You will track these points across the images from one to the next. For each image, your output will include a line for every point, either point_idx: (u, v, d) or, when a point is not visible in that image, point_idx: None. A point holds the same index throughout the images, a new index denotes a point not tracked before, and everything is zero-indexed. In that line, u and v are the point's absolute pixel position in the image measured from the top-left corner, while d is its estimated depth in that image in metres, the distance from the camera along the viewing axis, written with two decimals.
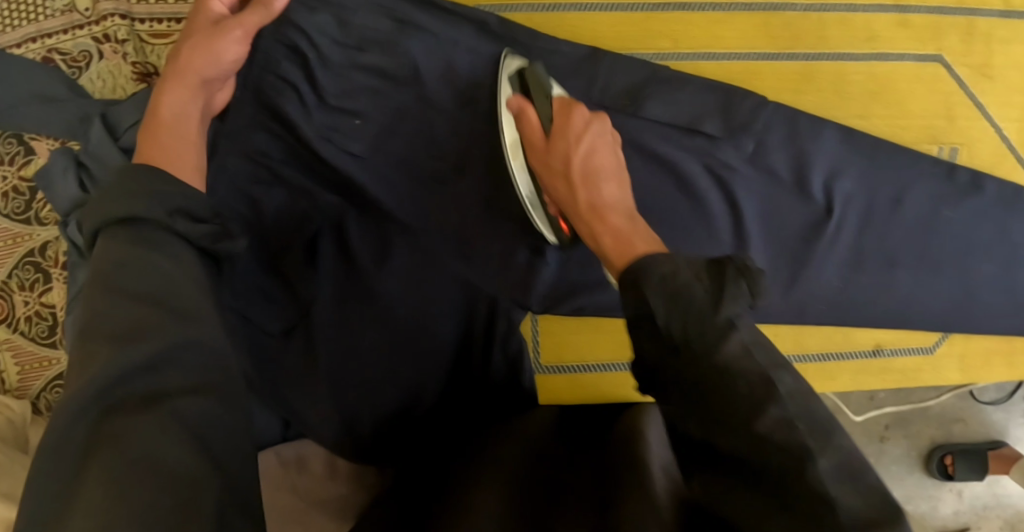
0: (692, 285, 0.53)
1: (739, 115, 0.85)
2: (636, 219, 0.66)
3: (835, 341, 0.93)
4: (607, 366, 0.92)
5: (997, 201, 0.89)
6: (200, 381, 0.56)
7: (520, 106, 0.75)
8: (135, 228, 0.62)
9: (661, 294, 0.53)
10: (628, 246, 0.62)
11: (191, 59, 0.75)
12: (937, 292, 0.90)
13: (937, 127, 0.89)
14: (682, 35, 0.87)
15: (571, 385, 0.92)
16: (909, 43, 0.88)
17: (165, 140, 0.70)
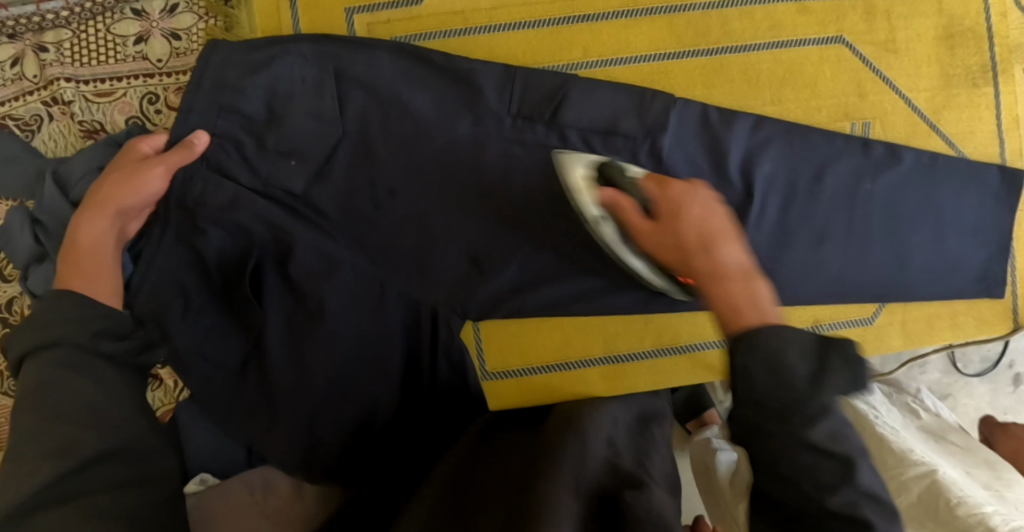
0: (795, 368, 0.55)
1: (651, 113, 0.88)
2: (762, 304, 0.59)
3: (779, 321, 0.95)
4: (552, 366, 0.95)
5: (916, 169, 0.92)
6: (125, 479, 0.62)
7: (613, 199, 0.72)
8: (59, 351, 0.65)
9: (763, 363, 0.56)
10: (737, 314, 0.59)
11: (115, 187, 0.83)
12: (869, 266, 0.92)
13: (848, 105, 0.93)
14: (592, 43, 0.91)
15: (520, 385, 0.95)
16: (811, 28, 0.92)
17: (87, 273, 0.78)
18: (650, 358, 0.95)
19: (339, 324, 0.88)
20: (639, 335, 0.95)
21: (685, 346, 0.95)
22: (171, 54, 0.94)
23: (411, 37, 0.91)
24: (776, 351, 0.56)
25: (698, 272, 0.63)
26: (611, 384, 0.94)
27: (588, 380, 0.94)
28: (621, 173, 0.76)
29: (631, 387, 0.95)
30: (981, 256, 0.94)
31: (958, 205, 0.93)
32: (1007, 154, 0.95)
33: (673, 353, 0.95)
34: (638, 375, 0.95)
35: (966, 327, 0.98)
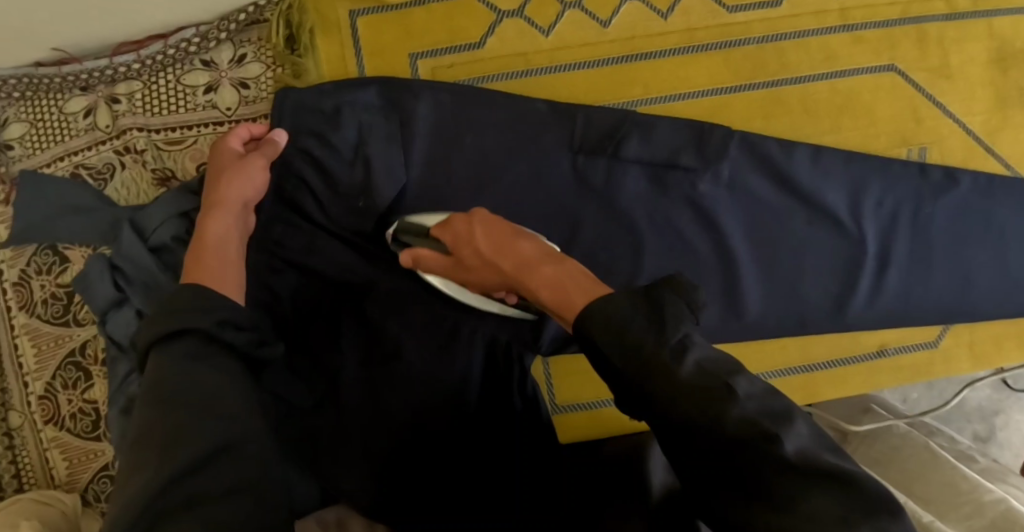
0: (630, 319, 0.57)
1: (712, 145, 0.90)
2: (579, 275, 0.65)
3: (845, 348, 0.96)
4: None
5: (976, 190, 0.94)
6: (245, 480, 0.62)
7: (411, 254, 0.84)
8: (186, 342, 0.67)
9: (604, 334, 0.57)
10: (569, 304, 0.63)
11: (225, 188, 0.83)
12: (933, 289, 0.94)
13: (906, 131, 0.94)
14: (651, 80, 0.91)
15: (591, 418, 0.97)
16: (865, 57, 0.93)
17: (213, 264, 0.76)
18: None
19: (416, 363, 0.88)
20: None
21: (753, 376, 0.96)
22: (240, 102, 0.95)
23: (475, 79, 0.92)
24: (611, 315, 0.57)
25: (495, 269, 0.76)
26: None
27: None
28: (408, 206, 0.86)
29: None
30: None
31: (1020, 224, 0.94)
32: None
33: None
34: None
35: None
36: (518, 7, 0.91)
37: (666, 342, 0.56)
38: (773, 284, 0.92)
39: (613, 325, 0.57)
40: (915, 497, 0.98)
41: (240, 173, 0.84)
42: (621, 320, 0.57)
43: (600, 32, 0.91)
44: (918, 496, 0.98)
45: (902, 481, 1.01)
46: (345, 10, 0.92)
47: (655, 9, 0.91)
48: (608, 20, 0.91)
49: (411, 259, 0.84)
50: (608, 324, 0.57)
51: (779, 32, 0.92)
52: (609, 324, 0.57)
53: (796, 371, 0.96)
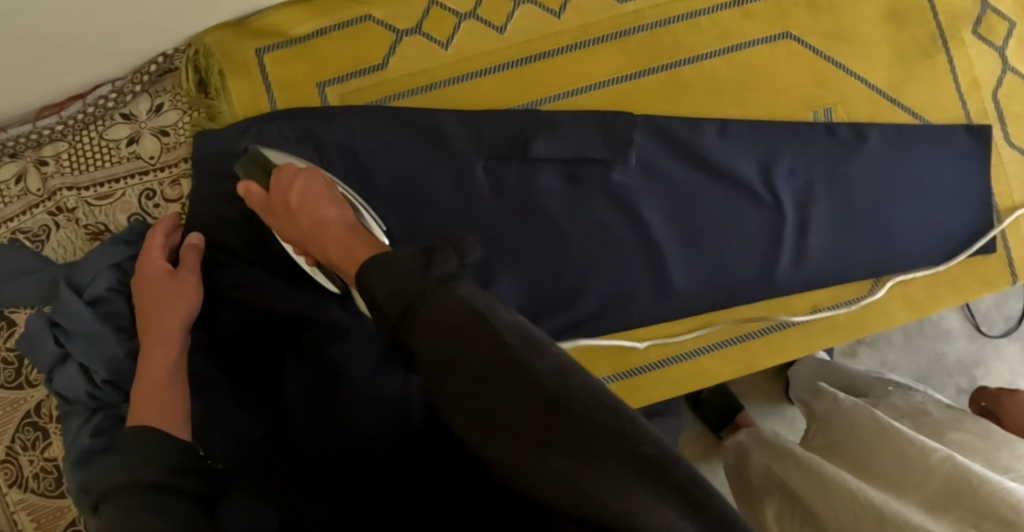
0: (407, 269, 0.61)
1: (618, 133, 0.92)
2: (359, 234, 0.79)
3: (782, 311, 0.97)
4: None
5: (884, 144, 0.96)
6: None
7: (244, 186, 0.85)
8: (134, 489, 0.69)
9: (381, 278, 0.61)
10: (337, 259, 0.77)
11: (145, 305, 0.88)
12: (856, 244, 0.96)
13: (809, 96, 0.96)
14: (552, 79, 0.94)
15: None
16: (758, 30, 0.96)
17: (151, 395, 0.82)
18: (654, 370, 0.96)
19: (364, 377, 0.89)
20: (642, 348, 0.95)
21: (691, 352, 0.96)
22: (162, 149, 0.97)
23: (384, 99, 0.94)
24: (381, 272, 0.62)
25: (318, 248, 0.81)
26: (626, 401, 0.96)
27: None
28: (265, 163, 0.88)
29: (650, 399, 0.96)
30: (965, 216, 0.98)
31: (931, 171, 0.97)
32: (972, 115, 0.99)
33: (678, 361, 0.96)
34: (653, 386, 0.96)
35: (968, 288, 0.99)
36: (416, 25, 0.95)
37: (434, 280, 0.60)
38: (699, 259, 0.94)
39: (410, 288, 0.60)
40: (875, 471, 1.02)
41: (176, 291, 0.88)
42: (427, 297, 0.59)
43: (498, 39, 0.94)
44: (878, 472, 1.01)
45: (862, 460, 1.05)
46: (252, 48, 0.94)
47: (547, 10, 0.95)
48: (504, 27, 0.95)
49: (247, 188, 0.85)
50: (390, 272, 0.61)
51: (669, 16, 0.95)
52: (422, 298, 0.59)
53: (734, 340, 0.97)
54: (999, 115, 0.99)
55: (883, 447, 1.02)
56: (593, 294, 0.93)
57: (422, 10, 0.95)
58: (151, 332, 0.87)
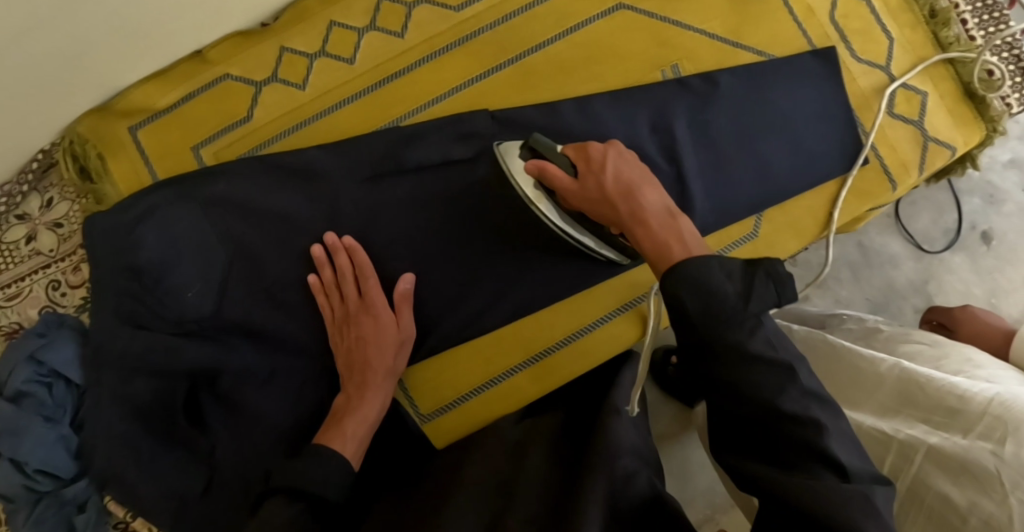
0: (724, 284, 0.67)
1: (475, 129, 0.95)
2: (671, 223, 0.74)
3: None
4: (483, 387, 0.96)
5: (737, 85, 1.00)
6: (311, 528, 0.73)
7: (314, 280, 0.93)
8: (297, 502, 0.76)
9: (694, 290, 0.67)
10: (663, 245, 0.73)
11: (360, 346, 0.91)
12: (730, 185, 0.99)
13: (652, 58, 1.00)
14: (407, 95, 0.98)
15: (460, 417, 0.96)
16: (593, 7, 0.99)
17: (346, 423, 0.87)
18: (565, 346, 0.98)
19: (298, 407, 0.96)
20: (549, 327, 0.98)
21: (597, 321, 0.99)
22: (59, 240, 1.02)
23: (253, 149, 0.98)
24: (703, 277, 0.68)
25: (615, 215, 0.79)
26: (543, 382, 0.98)
27: (523, 386, 0.97)
28: (545, 144, 0.86)
29: (565, 375, 0.98)
30: (833, 136, 1.01)
31: (788, 102, 1.00)
32: (814, 40, 1.02)
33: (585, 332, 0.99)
34: (566, 363, 0.98)
35: (847, 205, 1.02)
36: (271, 74, 0.99)
37: (748, 318, 0.67)
38: None
39: (708, 297, 0.67)
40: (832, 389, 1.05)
41: (382, 330, 0.91)
42: (723, 298, 0.67)
43: (349, 69, 0.99)
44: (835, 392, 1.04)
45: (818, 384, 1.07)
46: (125, 127, 0.98)
47: (390, 32, 0.99)
48: (352, 57, 0.99)
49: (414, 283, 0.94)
50: (695, 283, 0.67)
51: (506, 13, 0.99)
52: (710, 294, 0.67)
53: (636, 302, 0.99)
54: (840, 35, 1.03)
55: (838, 368, 1.05)
56: (491, 286, 0.96)
57: (274, 59, 0.99)
58: (361, 365, 0.90)
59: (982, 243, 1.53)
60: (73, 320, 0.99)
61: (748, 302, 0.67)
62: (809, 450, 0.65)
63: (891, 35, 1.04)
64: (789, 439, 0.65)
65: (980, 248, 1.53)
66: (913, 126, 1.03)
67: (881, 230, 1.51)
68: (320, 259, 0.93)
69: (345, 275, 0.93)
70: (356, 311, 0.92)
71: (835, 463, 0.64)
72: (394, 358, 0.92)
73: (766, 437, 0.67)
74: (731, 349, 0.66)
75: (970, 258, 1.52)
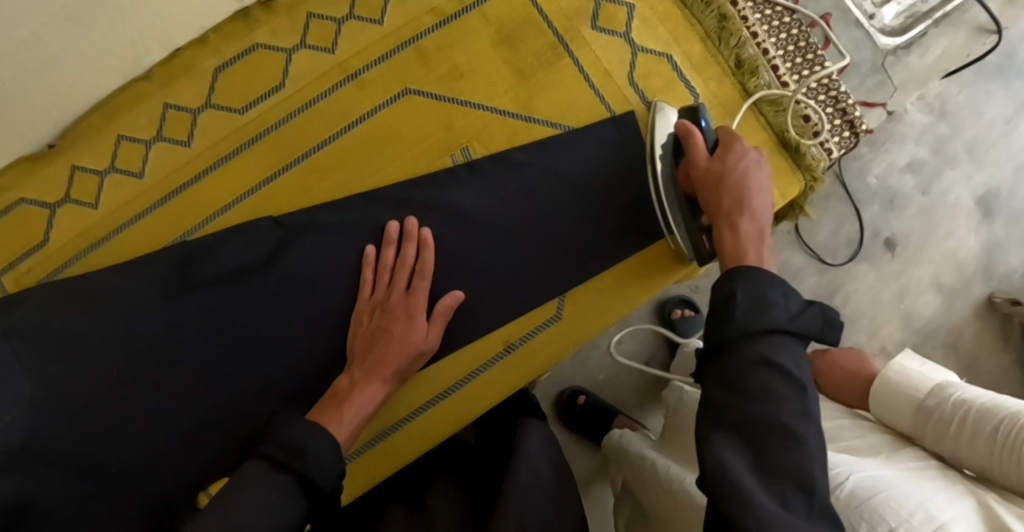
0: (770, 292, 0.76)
1: (262, 236, 0.94)
2: (761, 242, 0.83)
3: (507, 336, 0.95)
4: (387, 435, 0.93)
5: (532, 160, 0.97)
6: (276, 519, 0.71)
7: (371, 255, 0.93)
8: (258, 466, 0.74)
9: (749, 286, 0.77)
10: (740, 252, 0.82)
11: (388, 336, 0.89)
12: (534, 265, 0.96)
13: (443, 141, 0.97)
14: (198, 205, 0.97)
15: (369, 464, 0.93)
16: (378, 95, 0.97)
17: (342, 406, 0.85)
18: (459, 391, 0.95)
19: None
20: (439, 374, 0.94)
21: (489, 364, 0.95)
22: None
23: (51, 273, 0.98)
24: (767, 287, 0.77)
25: (717, 212, 0.87)
26: (445, 424, 0.95)
27: (416, 437, 0.94)
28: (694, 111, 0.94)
29: (467, 415, 0.95)
30: (636, 204, 0.98)
31: (588, 171, 0.97)
32: (612, 105, 0.99)
33: (473, 379, 0.95)
34: (463, 407, 0.95)
35: (651, 277, 1.00)
36: (64, 194, 0.98)
37: (797, 317, 0.76)
38: None
39: (761, 300, 0.76)
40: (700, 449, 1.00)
41: (412, 332, 0.89)
42: (771, 301, 0.76)
43: (139, 184, 0.98)
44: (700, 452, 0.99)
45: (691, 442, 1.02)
46: None
47: (177, 142, 0.98)
48: (142, 171, 0.98)
49: (459, 300, 0.93)
50: (746, 288, 0.77)
51: (288, 111, 0.97)
52: (770, 291, 0.77)
53: (516, 348, 0.96)
54: (639, 97, 1.00)
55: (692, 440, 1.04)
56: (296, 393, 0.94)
57: (65, 179, 0.98)
58: (386, 353, 0.88)
59: (886, 250, 1.40)
60: None
61: (795, 319, 0.76)
62: (801, 458, 0.68)
63: (695, 91, 1.01)
64: (773, 450, 0.69)
65: (884, 256, 1.40)
66: None
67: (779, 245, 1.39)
68: (391, 238, 0.93)
69: (414, 265, 0.92)
70: (399, 302, 0.90)
71: (807, 488, 0.67)
72: (410, 362, 0.89)
73: (762, 439, 0.70)
74: (750, 356, 0.73)
75: (875, 267, 1.40)
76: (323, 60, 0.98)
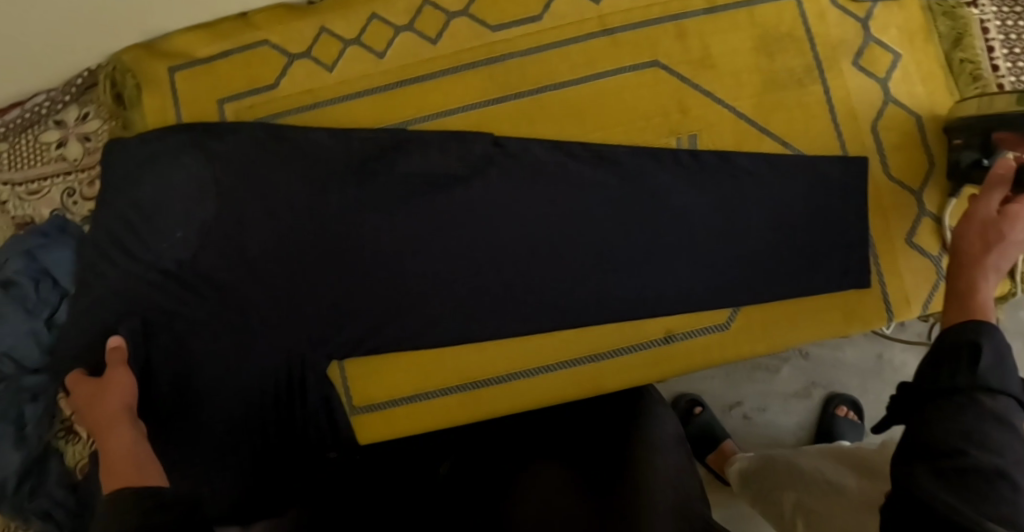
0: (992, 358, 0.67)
1: (474, 150, 0.96)
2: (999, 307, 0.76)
3: (668, 326, 0.97)
4: (557, 367, 0.96)
5: (751, 167, 0.96)
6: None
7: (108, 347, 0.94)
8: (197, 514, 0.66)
9: (992, 347, 0.68)
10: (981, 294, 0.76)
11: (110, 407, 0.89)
12: (717, 268, 0.96)
13: (673, 122, 0.98)
14: (423, 102, 1.00)
15: (528, 390, 0.97)
16: (627, 57, 0.99)
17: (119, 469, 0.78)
18: (639, 351, 0.97)
19: (242, 368, 0.98)
20: (628, 331, 0.97)
21: (677, 336, 0.97)
22: (85, 153, 1.09)
23: (272, 116, 1.02)
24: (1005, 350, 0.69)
25: (966, 261, 0.81)
26: (610, 379, 0.97)
27: (584, 380, 0.97)
28: None
29: (636, 379, 0.97)
30: (841, 247, 0.96)
31: (800, 201, 0.96)
32: (848, 145, 0.98)
33: (654, 346, 0.97)
34: (635, 370, 0.97)
35: (830, 324, 0.97)
36: (306, 50, 1.03)
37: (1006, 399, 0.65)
38: (549, 277, 0.96)
39: (1009, 364, 0.67)
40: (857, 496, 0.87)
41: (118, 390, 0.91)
42: (992, 376, 0.66)
43: (376, 64, 1.01)
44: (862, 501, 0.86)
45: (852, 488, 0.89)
46: (164, 68, 1.04)
47: (424, 37, 1.01)
48: (383, 53, 1.01)
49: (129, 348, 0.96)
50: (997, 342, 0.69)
51: (537, 45, 0.99)
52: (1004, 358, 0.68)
53: (698, 332, 0.97)
54: (877, 146, 0.98)
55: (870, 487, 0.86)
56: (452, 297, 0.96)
57: (312, 37, 1.02)
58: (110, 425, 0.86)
59: None
60: (75, 228, 1.06)
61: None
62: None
63: (933, 159, 0.99)
64: (979, 495, 0.61)
65: None
66: (927, 259, 0.98)
67: (909, 349, 1.31)
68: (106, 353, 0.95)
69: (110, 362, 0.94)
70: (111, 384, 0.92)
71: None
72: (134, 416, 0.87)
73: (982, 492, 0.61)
74: (998, 409, 0.65)
75: None
76: (586, 8, 0.99)
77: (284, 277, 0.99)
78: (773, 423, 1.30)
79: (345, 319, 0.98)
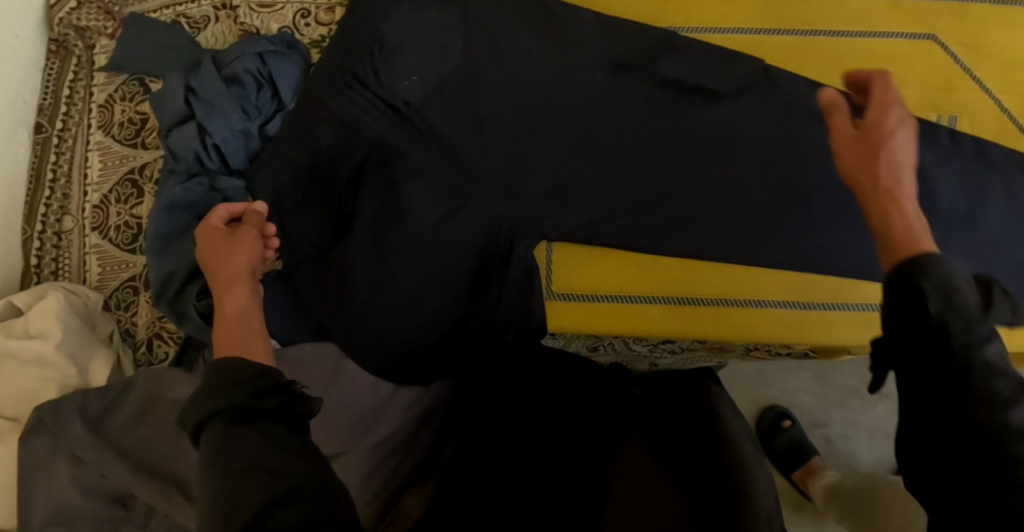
0: None
1: (739, 72, 0.94)
2: None
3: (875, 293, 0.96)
4: (739, 302, 0.96)
5: (1005, 164, 0.94)
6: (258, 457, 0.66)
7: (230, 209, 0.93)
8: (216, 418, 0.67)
9: None
10: None
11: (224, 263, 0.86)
12: (950, 252, 0.93)
13: (937, 98, 0.97)
14: (695, 13, 0.99)
15: (706, 317, 0.97)
16: (905, 24, 0.98)
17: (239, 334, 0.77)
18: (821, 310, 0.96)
19: (444, 226, 0.95)
20: (818, 287, 0.96)
21: (863, 305, 0.96)
22: None
23: None
24: None
25: None
26: (785, 329, 0.97)
27: (759, 322, 0.97)
28: None
29: (807, 335, 0.97)
30: None
31: None
32: None
33: (837, 309, 0.96)
34: (810, 326, 0.97)
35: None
36: None
37: None
38: (784, 215, 0.94)
39: None
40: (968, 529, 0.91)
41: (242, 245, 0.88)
42: None
43: None
44: None
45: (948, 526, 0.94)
46: None
47: None
48: None
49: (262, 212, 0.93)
50: None
51: None
52: None
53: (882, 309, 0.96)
54: None
55: None
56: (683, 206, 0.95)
57: None
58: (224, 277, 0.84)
59: None
60: (303, 48, 1.03)
61: None
62: None
63: None
64: None
65: None
66: None
67: None
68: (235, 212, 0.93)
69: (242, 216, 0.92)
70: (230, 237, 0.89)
71: None
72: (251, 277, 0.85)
73: None
74: None
75: None
76: None
77: (514, 144, 0.96)
78: (862, 455, 1.25)
79: (565, 201, 0.96)
